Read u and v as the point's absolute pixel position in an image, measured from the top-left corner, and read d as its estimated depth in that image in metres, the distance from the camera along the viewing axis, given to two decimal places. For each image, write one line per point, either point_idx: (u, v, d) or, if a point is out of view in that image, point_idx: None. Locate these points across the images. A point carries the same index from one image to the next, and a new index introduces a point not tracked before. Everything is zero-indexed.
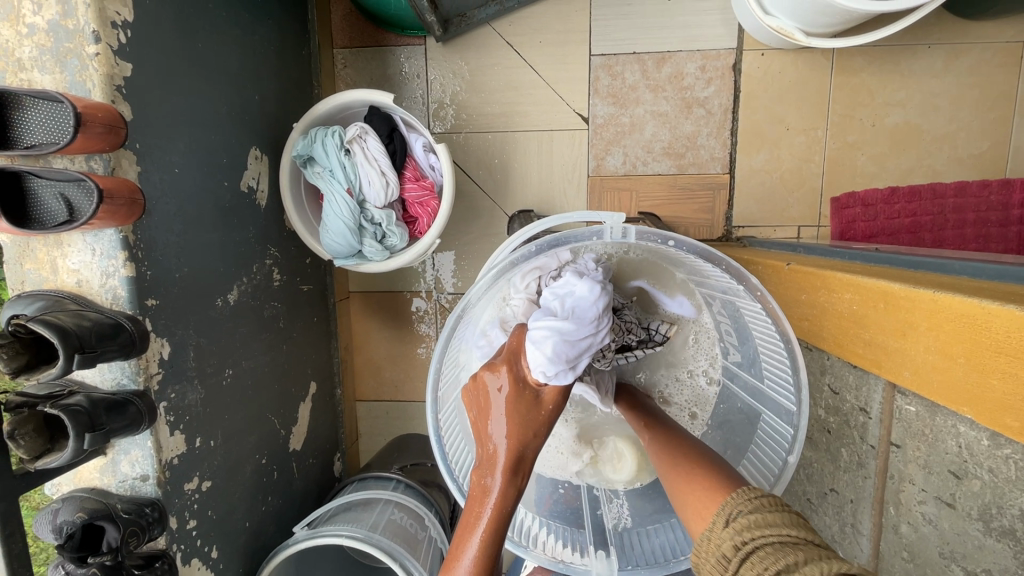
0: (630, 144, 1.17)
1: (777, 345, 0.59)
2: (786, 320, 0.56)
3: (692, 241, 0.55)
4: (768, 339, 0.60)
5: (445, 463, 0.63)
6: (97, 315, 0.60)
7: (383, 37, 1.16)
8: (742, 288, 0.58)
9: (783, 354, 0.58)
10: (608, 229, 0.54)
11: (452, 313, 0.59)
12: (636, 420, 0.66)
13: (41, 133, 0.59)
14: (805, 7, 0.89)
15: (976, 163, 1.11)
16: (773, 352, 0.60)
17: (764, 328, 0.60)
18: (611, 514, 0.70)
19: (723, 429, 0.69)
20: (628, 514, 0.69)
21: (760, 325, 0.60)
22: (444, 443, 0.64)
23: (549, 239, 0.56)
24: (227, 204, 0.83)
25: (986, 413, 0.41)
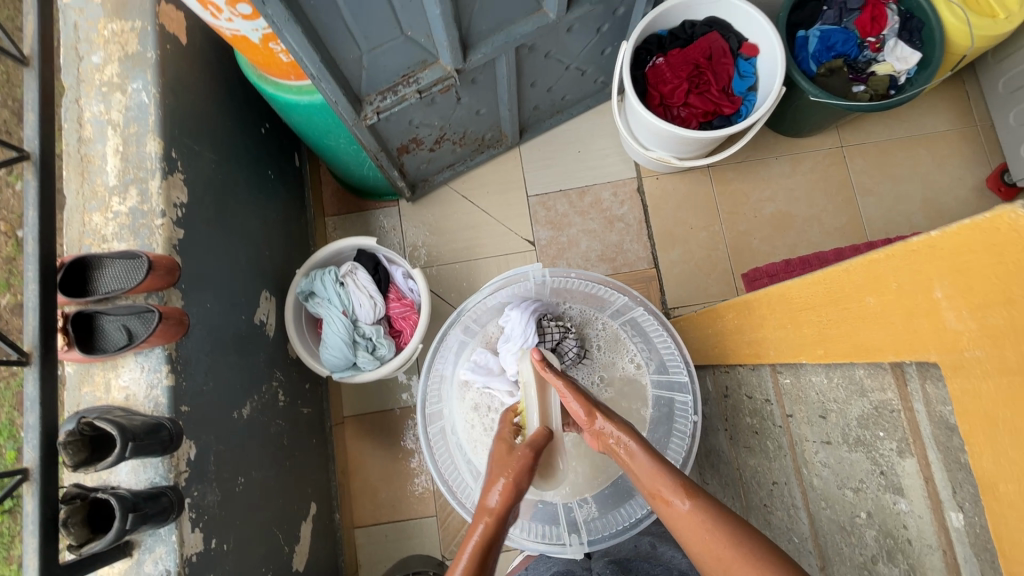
0: (571, 257, 1.44)
1: (662, 337, 0.87)
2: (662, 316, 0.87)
3: (582, 272, 0.92)
4: (660, 339, 0.88)
5: (427, 447, 0.89)
6: (144, 417, 0.74)
7: (365, 204, 1.48)
8: (626, 299, 0.91)
9: (668, 338, 0.87)
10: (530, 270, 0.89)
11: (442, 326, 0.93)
12: (669, 487, 0.60)
13: (114, 281, 0.79)
14: (669, 142, 1.24)
15: (842, 233, 1.40)
16: (667, 345, 0.88)
17: (653, 331, 0.89)
18: (582, 510, 0.93)
19: (657, 425, 0.90)
20: (594, 507, 0.93)
21: (652, 329, 0.90)
22: (430, 435, 0.91)
23: (490, 284, 0.93)
24: (244, 334, 1.01)
25: (807, 352, 0.58)
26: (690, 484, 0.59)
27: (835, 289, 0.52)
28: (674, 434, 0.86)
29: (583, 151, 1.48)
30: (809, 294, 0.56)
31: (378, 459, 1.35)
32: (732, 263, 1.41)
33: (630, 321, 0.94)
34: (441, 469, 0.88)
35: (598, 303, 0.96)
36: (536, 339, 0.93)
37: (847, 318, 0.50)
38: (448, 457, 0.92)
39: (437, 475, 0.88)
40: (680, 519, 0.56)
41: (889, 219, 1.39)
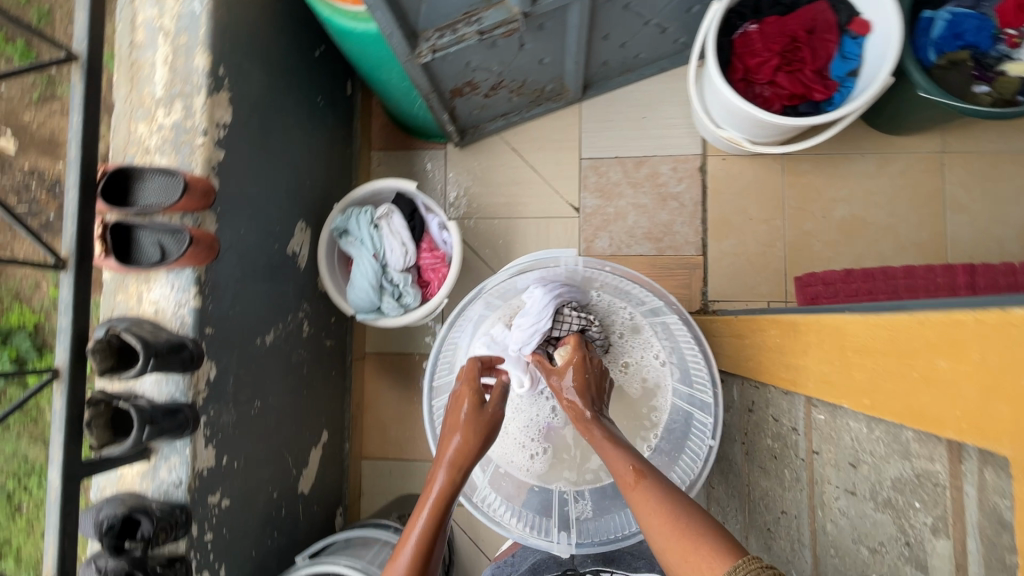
0: (615, 230, 1.36)
1: (694, 348, 0.82)
2: (696, 326, 0.80)
3: (620, 268, 0.84)
4: (693, 355, 0.84)
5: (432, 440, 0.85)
6: (169, 335, 0.76)
7: (411, 143, 1.43)
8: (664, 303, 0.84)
9: (703, 358, 0.82)
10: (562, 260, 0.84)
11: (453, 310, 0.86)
12: (626, 470, 0.66)
13: (152, 197, 0.78)
14: (746, 122, 1.11)
15: (918, 249, 1.28)
16: (699, 365, 0.84)
17: (688, 343, 0.84)
18: (576, 508, 0.89)
19: (670, 438, 0.91)
20: (590, 509, 0.89)
21: (688, 344, 0.84)
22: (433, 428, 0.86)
23: (521, 263, 0.87)
24: (275, 262, 1.02)
25: (853, 398, 0.53)
26: (650, 470, 0.65)
27: (902, 339, 0.45)
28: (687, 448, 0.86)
29: (647, 118, 1.38)
30: (871, 337, 0.50)
31: (391, 398, 1.39)
32: (787, 263, 1.31)
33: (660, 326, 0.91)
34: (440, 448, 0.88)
35: (634, 300, 0.91)
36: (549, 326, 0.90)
37: (888, 364, 0.47)
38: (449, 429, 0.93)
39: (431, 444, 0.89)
40: (637, 497, 0.63)
41: (976, 241, 1.26)
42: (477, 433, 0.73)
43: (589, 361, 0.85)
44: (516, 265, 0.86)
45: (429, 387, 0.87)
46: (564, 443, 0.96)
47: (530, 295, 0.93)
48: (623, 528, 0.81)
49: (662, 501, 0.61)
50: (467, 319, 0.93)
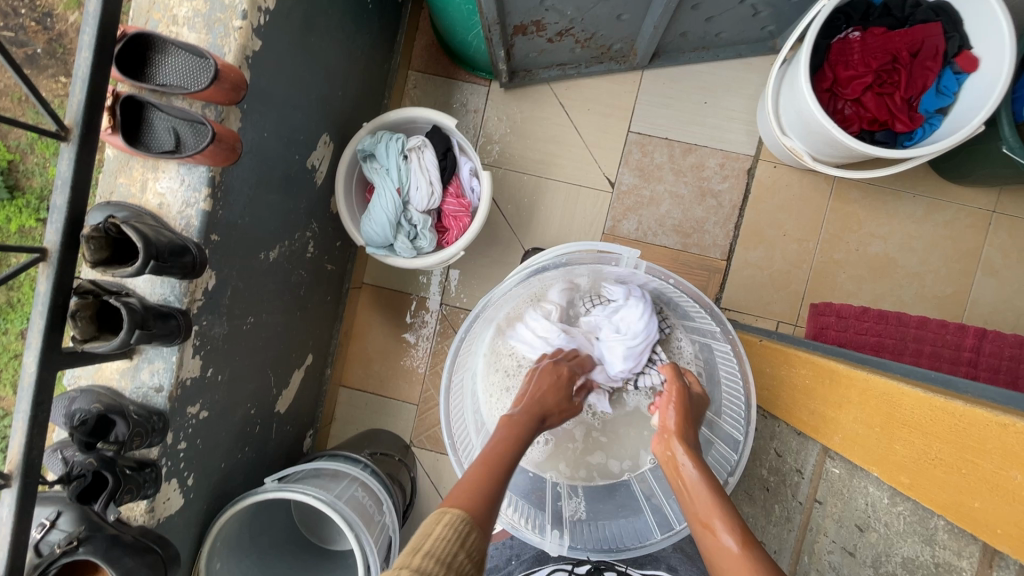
0: (645, 214, 1.31)
1: (737, 383, 0.77)
2: (747, 361, 0.74)
3: (685, 283, 0.76)
4: (733, 384, 0.79)
5: (446, 414, 0.82)
6: (172, 235, 0.70)
7: (455, 72, 1.32)
8: (719, 330, 0.77)
9: (742, 390, 0.75)
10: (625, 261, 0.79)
11: (481, 298, 0.78)
12: (710, 513, 0.61)
13: (176, 77, 0.70)
14: (816, 137, 1.04)
15: (939, 303, 1.25)
16: (734, 392, 0.78)
17: (730, 369, 0.78)
18: (569, 506, 0.90)
19: None
20: (582, 509, 0.90)
21: (728, 366, 0.79)
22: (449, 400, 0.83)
23: (576, 256, 0.78)
24: (292, 174, 0.94)
25: (885, 471, 0.51)
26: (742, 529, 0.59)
27: (976, 435, 0.42)
28: None
29: (708, 104, 1.29)
30: (930, 417, 0.47)
31: (381, 333, 1.35)
32: (807, 287, 1.28)
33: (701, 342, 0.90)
34: (453, 432, 0.82)
35: (687, 318, 0.90)
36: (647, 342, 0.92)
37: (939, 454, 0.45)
38: (462, 406, 0.90)
39: (445, 419, 0.83)
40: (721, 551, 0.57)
41: (997, 308, 1.23)
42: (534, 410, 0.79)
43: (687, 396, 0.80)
44: (570, 257, 0.78)
45: (453, 358, 0.80)
46: (568, 437, 0.98)
47: (627, 309, 0.93)
48: (618, 539, 0.82)
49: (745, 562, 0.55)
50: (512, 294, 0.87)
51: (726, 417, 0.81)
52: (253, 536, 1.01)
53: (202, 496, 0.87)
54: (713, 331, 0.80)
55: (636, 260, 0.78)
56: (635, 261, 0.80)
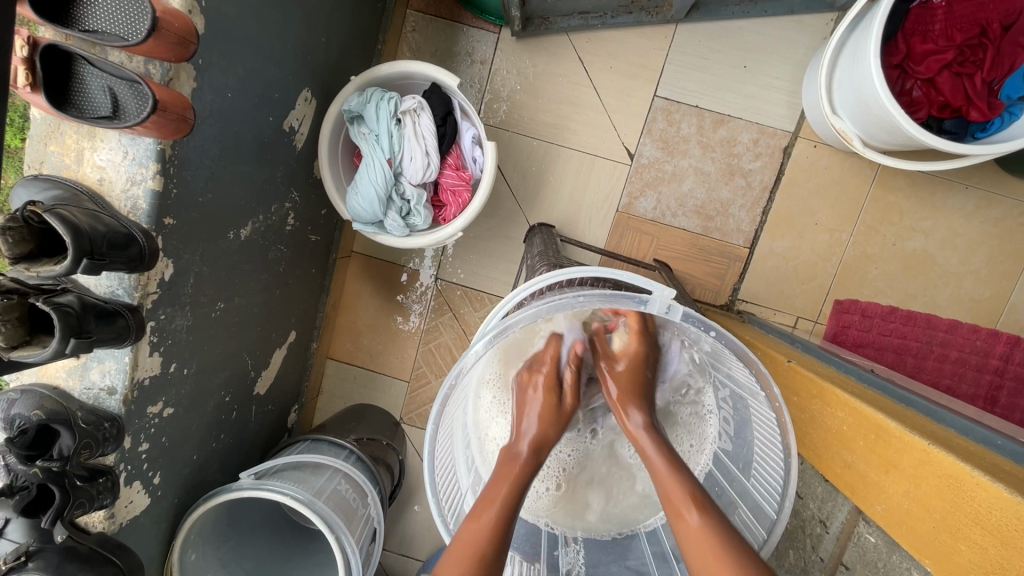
0: (665, 192, 1.18)
1: (777, 457, 0.60)
2: (793, 435, 0.58)
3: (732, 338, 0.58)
4: (770, 446, 0.62)
5: (434, 493, 0.61)
6: (113, 221, 0.58)
7: (460, 14, 1.15)
8: (763, 394, 0.59)
9: (780, 465, 0.59)
10: (655, 302, 0.58)
11: (455, 366, 0.59)
12: (681, 495, 0.59)
13: (107, 21, 0.56)
14: (873, 121, 0.89)
15: (975, 307, 1.15)
16: (769, 459, 0.62)
17: (769, 434, 0.61)
18: (567, 558, 0.74)
19: None
20: (581, 562, 0.74)
21: (765, 431, 0.62)
22: (434, 472, 0.62)
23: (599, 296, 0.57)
24: (266, 139, 0.81)
25: (944, 570, 0.44)
26: (706, 500, 0.59)
27: None
28: None
29: (748, 69, 1.13)
30: (1008, 523, 0.40)
31: (371, 306, 1.26)
32: (834, 283, 1.18)
33: (728, 390, 0.69)
34: (437, 476, 0.63)
35: (726, 373, 0.67)
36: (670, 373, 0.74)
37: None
38: (451, 454, 0.69)
39: (431, 492, 0.62)
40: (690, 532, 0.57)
41: None
42: (556, 416, 0.70)
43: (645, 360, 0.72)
44: (588, 298, 0.58)
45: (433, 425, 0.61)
46: (573, 474, 0.81)
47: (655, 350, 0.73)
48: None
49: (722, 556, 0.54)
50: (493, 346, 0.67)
51: (759, 481, 0.63)
52: (234, 528, 0.94)
53: (172, 492, 0.82)
54: (751, 387, 0.62)
55: (670, 302, 0.59)
56: (668, 302, 0.59)
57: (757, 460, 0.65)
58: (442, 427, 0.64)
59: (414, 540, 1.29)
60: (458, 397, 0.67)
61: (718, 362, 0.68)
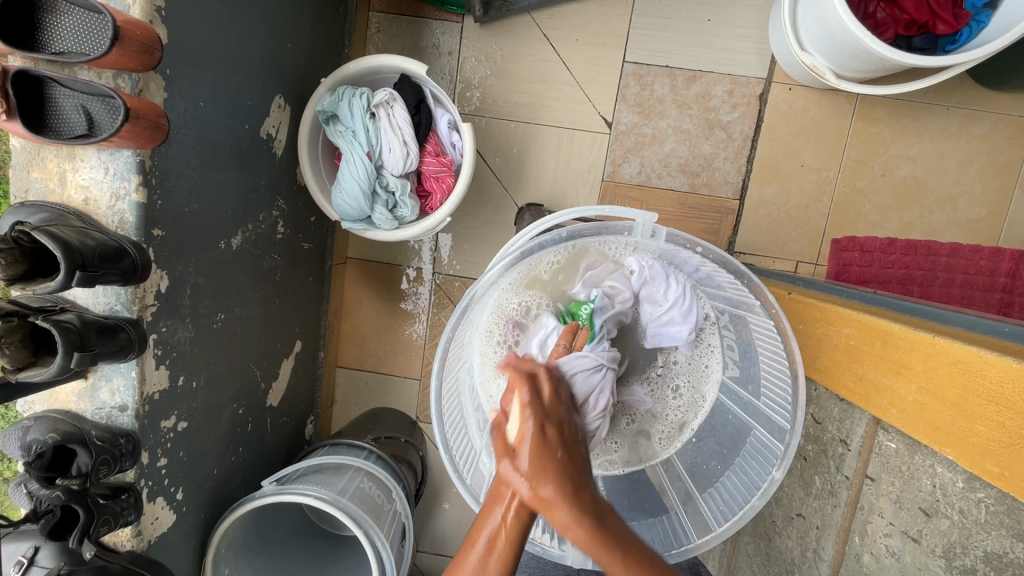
0: (647, 156, 1.18)
1: (780, 363, 0.61)
2: (794, 340, 0.60)
3: (719, 252, 0.62)
4: (773, 356, 0.63)
5: (444, 442, 0.63)
6: (102, 236, 0.59)
7: (422, 9, 1.16)
8: (758, 304, 0.62)
9: (786, 373, 0.61)
10: (640, 226, 0.62)
11: (461, 302, 0.61)
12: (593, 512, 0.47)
13: (72, 42, 0.57)
14: (842, 49, 0.89)
15: (974, 227, 1.14)
16: (776, 373, 0.63)
17: (770, 345, 0.63)
18: None
19: (711, 441, 0.70)
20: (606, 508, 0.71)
21: (767, 344, 0.64)
22: (443, 421, 0.64)
23: (584, 227, 0.61)
24: (245, 147, 0.82)
25: (966, 455, 0.45)
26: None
27: None
28: (736, 464, 0.66)
29: (713, 22, 1.13)
30: (1021, 393, 0.41)
31: (373, 310, 1.26)
32: (828, 222, 1.17)
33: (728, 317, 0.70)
34: (447, 429, 0.65)
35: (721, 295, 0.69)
36: (690, 318, 0.68)
37: None
38: (460, 413, 0.69)
39: (441, 440, 0.64)
40: None
41: None
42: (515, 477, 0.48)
43: (561, 418, 0.53)
44: (572, 231, 0.61)
45: (440, 367, 0.63)
46: None
47: (663, 293, 0.68)
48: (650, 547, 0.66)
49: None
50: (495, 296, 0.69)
51: (768, 398, 0.64)
52: (266, 538, 0.95)
53: (198, 508, 0.82)
54: (745, 300, 0.64)
55: (654, 226, 0.62)
56: (653, 227, 0.63)
57: (762, 378, 0.65)
58: (447, 380, 0.66)
59: (446, 537, 1.28)
60: (465, 352, 0.69)
61: (710, 287, 0.70)
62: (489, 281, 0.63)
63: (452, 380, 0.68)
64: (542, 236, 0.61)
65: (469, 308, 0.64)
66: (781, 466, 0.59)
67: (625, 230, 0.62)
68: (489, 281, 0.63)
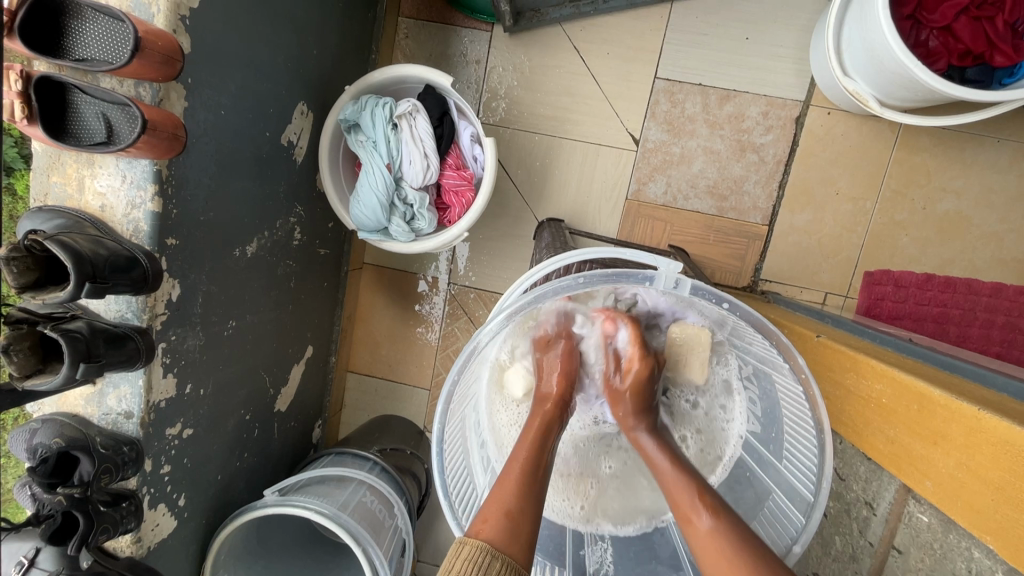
0: (674, 175, 1.14)
1: (807, 428, 0.58)
2: (823, 408, 0.56)
3: (746, 309, 0.57)
4: (798, 420, 0.60)
5: (444, 486, 0.61)
6: (114, 245, 0.59)
7: (451, 16, 1.15)
8: (786, 365, 0.58)
9: (813, 443, 0.57)
10: (662, 278, 0.57)
11: (466, 347, 0.59)
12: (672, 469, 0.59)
13: (94, 48, 0.57)
14: (889, 77, 0.84)
15: (1020, 268, 1.07)
16: (801, 438, 0.60)
17: (796, 408, 0.59)
18: (595, 557, 0.69)
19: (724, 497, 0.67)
20: (611, 560, 0.69)
21: (793, 406, 0.60)
22: (445, 463, 0.62)
23: (602, 274, 0.57)
24: (265, 155, 0.81)
25: (1009, 546, 0.41)
26: (714, 497, 0.55)
27: None
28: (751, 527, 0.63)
29: (751, 40, 1.09)
30: None
31: (387, 316, 1.25)
32: (862, 254, 1.12)
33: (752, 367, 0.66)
34: (448, 471, 0.62)
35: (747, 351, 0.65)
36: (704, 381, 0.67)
37: None
38: (463, 451, 0.67)
39: (443, 485, 0.62)
40: None
41: None
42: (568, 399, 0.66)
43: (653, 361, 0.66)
44: (590, 278, 0.57)
45: (443, 412, 0.61)
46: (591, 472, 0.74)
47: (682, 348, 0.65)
48: None
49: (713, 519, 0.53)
50: (502, 335, 0.65)
51: (791, 462, 0.61)
52: (265, 546, 0.94)
53: (200, 514, 0.82)
54: (773, 359, 0.60)
55: (678, 276, 0.58)
56: (676, 277, 0.58)
57: (785, 439, 0.62)
58: (450, 421, 0.63)
59: (446, 551, 1.27)
60: (468, 391, 0.66)
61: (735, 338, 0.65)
62: (496, 328, 0.60)
63: (456, 419, 0.65)
64: (556, 282, 0.58)
65: (475, 352, 0.61)
66: (801, 538, 0.56)
67: (646, 280, 0.58)
68: (496, 328, 0.60)
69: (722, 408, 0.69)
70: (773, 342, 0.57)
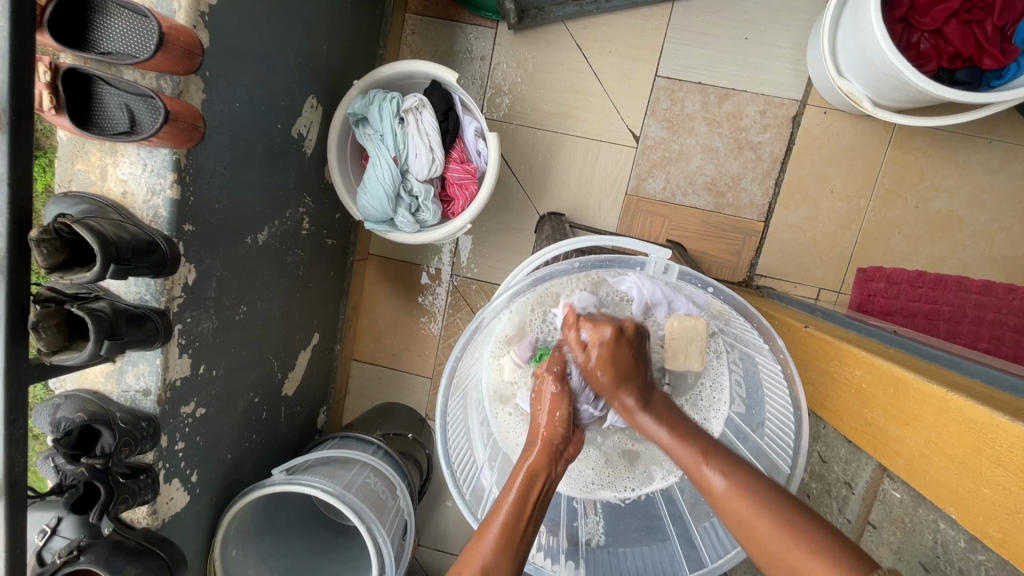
0: (673, 171, 1.17)
1: (786, 406, 0.61)
2: (802, 387, 0.59)
3: (730, 293, 0.61)
4: (779, 399, 0.63)
5: (446, 457, 0.64)
6: (136, 230, 0.62)
7: (457, 13, 1.17)
8: (767, 346, 0.61)
9: (791, 419, 0.61)
10: (652, 262, 0.61)
11: (469, 325, 0.62)
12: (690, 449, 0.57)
13: (119, 42, 0.60)
14: (881, 79, 0.87)
15: (1009, 266, 1.10)
16: (780, 415, 0.63)
17: (777, 388, 0.63)
18: (586, 528, 0.73)
19: None
20: (602, 532, 0.73)
21: (774, 386, 0.64)
22: (447, 436, 0.65)
23: (596, 258, 0.60)
24: (276, 146, 0.84)
25: (970, 517, 0.45)
26: (719, 455, 0.56)
27: None
28: None
29: (750, 40, 1.11)
30: None
31: (391, 306, 1.29)
32: (855, 251, 1.15)
33: (738, 352, 0.69)
34: (450, 444, 0.65)
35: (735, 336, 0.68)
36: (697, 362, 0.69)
37: None
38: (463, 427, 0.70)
39: (445, 456, 0.65)
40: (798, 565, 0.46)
41: None
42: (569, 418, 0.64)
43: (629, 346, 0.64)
44: (585, 261, 0.60)
45: (445, 387, 0.64)
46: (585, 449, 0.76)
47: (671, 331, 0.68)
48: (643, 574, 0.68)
49: (744, 484, 0.53)
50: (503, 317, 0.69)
51: (771, 439, 0.64)
52: (274, 524, 0.98)
53: (212, 490, 0.86)
54: (756, 342, 0.64)
55: (667, 262, 0.61)
56: (665, 263, 0.62)
57: (767, 419, 0.66)
58: (452, 397, 0.67)
59: (446, 535, 1.30)
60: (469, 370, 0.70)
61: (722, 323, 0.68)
62: (497, 307, 0.64)
63: (457, 396, 0.68)
64: (552, 266, 0.61)
65: (477, 330, 0.64)
66: None
67: (636, 265, 0.62)
68: (498, 308, 0.63)
69: (711, 394, 0.72)
70: (755, 325, 0.61)
